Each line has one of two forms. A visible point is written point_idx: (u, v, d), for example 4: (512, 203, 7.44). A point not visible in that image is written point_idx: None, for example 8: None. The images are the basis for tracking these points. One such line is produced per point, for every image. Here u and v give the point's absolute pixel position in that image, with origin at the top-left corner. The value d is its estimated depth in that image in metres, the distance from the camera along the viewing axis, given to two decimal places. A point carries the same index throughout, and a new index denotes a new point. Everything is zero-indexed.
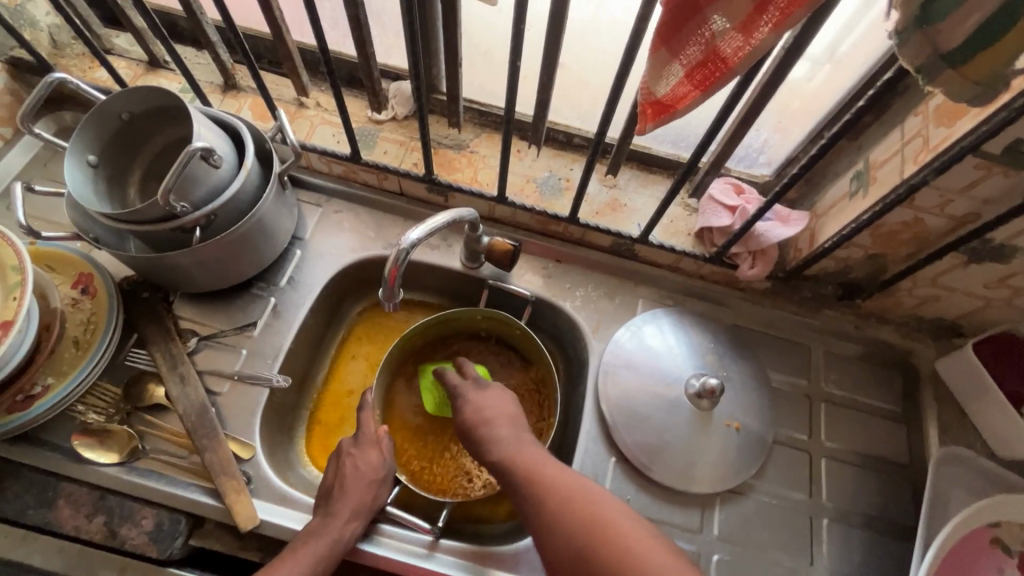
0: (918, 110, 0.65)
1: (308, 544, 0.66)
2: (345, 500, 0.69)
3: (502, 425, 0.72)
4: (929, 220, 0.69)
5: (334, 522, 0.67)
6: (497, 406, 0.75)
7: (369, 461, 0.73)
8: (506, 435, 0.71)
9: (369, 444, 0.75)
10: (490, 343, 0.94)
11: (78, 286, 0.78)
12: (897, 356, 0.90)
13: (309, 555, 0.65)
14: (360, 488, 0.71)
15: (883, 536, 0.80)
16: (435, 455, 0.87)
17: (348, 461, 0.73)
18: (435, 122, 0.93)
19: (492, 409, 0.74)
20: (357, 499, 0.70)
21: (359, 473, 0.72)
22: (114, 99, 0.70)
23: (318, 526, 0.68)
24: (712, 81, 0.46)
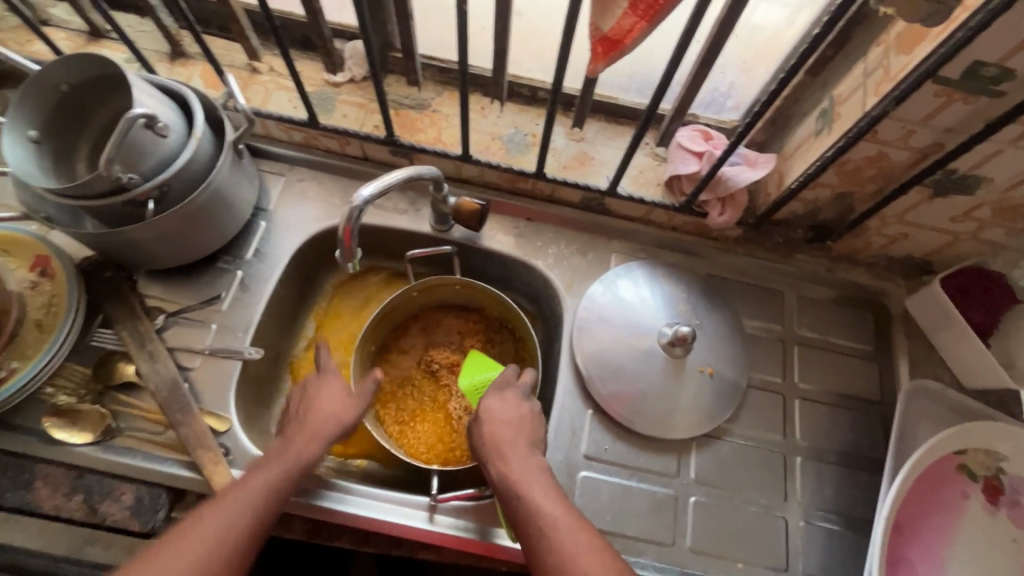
0: (879, 40, 0.64)
1: (265, 465, 0.64)
2: (311, 422, 0.69)
3: (520, 442, 0.68)
4: (893, 154, 0.68)
5: (290, 441, 0.67)
6: (510, 415, 0.71)
7: (337, 393, 0.72)
8: (521, 454, 0.67)
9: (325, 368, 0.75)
10: (462, 314, 0.94)
11: (35, 269, 0.77)
12: (868, 296, 0.91)
13: (266, 470, 0.63)
14: (317, 410, 0.71)
15: (855, 470, 0.83)
16: (424, 431, 0.87)
17: (314, 387, 0.73)
18: (394, 81, 0.90)
19: (515, 419, 0.71)
20: (318, 425, 0.69)
21: (319, 400, 0.72)
22: (49, 70, 0.67)
23: (276, 448, 0.67)
24: (656, 10, 0.45)
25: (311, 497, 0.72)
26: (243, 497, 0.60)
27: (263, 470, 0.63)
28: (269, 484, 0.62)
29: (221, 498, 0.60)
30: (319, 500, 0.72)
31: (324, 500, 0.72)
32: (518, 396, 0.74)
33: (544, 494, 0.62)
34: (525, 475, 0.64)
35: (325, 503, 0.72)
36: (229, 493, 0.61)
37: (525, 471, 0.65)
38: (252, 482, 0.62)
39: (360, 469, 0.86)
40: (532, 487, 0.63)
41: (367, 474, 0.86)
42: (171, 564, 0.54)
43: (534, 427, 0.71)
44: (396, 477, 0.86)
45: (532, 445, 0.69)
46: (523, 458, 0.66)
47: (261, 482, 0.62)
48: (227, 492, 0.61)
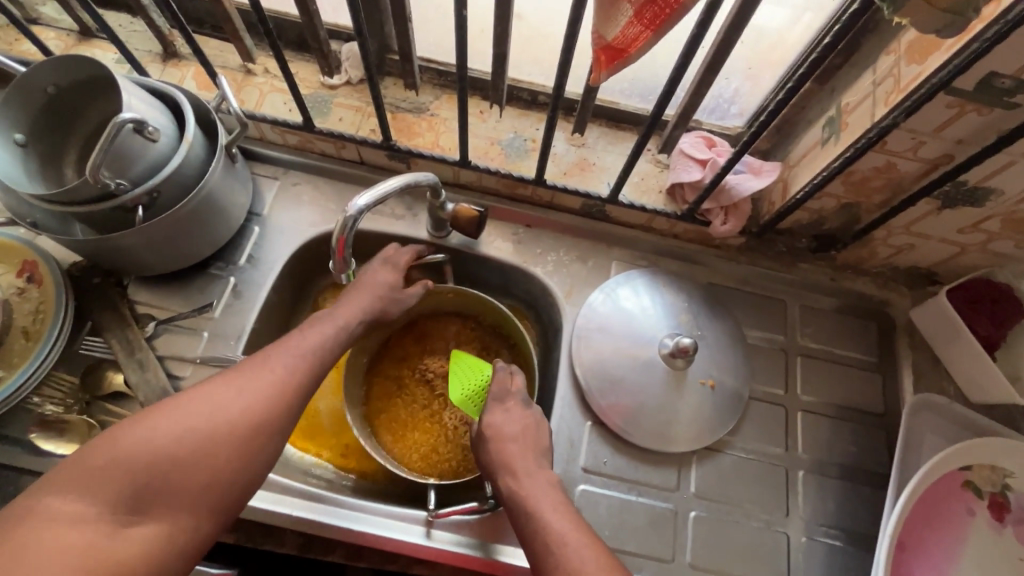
0: (889, 49, 0.62)
1: (318, 326, 0.65)
2: (366, 291, 0.71)
3: (528, 455, 0.67)
4: (901, 165, 0.67)
5: (340, 313, 0.67)
6: (514, 427, 0.70)
7: (384, 282, 0.72)
8: (529, 465, 0.66)
9: (394, 265, 0.75)
10: (466, 328, 0.93)
11: (23, 274, 0.75)
12: (872, 306, 0.90)
13: (319, 334, 0.64)
14: (376, 296, 0.71)
15: (857, 485, 0.81)
16: (414, 440, 0.85)
17: (371, 275, 0.73)
18: (392, 84, 0.88)
19: (521, 430, 0.69)
20: (370, 300, 0.70)
21: (381, 285, 0.72)
22: (36, 73, 0.66)
23: (326, 314, 0.67)
24: (662, 20, 0.43)
25: (303, 512, 0.70)
26: (295, 356, 0.60)
27: (322, 326, 0.65)
28: (323, 350, 0.63)
29: (272, 351, 0.60)
30: (312, 514, 0.70)
31: (316, 515, 0.70)
32: (522, 405, 0.72)
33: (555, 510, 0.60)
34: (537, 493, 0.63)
35: (317, 517, 0.70)
36: (281, 344, 0.61)
37: (536, 488, 0.63)
38: (304, 341, 0.62)
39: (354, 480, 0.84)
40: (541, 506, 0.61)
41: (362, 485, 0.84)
42: (241, 390, 0.56)
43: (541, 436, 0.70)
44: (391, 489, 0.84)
45: (539, 458, 0.68)
46: (534, 476, 0.65)
47: (318, 348, 0.63)
48: (282, 344, 0.61)
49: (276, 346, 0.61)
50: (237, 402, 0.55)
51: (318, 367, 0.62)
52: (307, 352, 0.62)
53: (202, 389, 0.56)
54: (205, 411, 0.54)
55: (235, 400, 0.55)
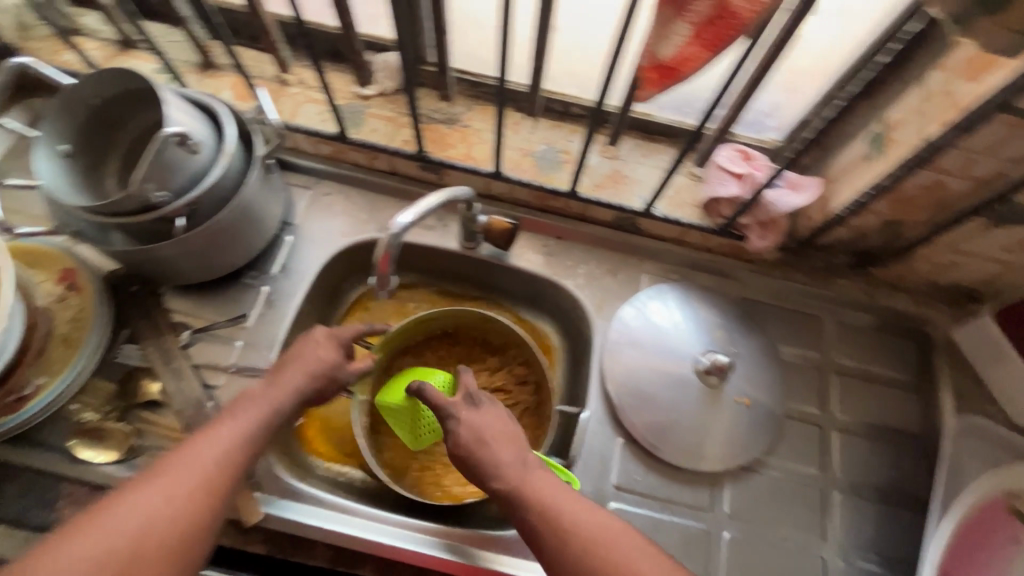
0: (941, 64, 0.61)
1: (249, 408, 0.60)
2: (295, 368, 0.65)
3: (507, 448, 0.61)
4: (950, 183, 0.65)
5: (276, 392, 0.62)
6: (495, 424, 0.63)
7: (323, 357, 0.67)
8: (510, 460, 0.60)
9: (337, 342, 0.69)
10: (495, 351, 0.91)
11: (63, 282, 0.76)
12: (911, 324, 0.88)
13: (251, 417, 0.59)
14: (310, 374, 0.65)
15: (896, 509, 0.79)
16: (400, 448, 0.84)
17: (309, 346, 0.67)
18: (426, 95, 0.88)
19: (501, 428, 0.63)
20: (304, 374, 0.65)
21: (315, 365, 0.66)
22: (81, 84, 0.66)
23: (259, 393, 0.62)
24: (722, 40, 0.42)
25: (336, 525, 0.70)
26: (224, 450, 0.55)
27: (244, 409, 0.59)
28: (255, 440, 0.58)
29: (194, 446, 0.55)
30: (344, 527, 0.70)
31: (348, 527, 0.70)
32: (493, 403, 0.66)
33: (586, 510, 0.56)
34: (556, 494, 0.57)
35: (350, 530, 0.70)
36: (206, 436, 0.56)
37: (554, 489, 0.58)
38: (237, 428, 0.57)
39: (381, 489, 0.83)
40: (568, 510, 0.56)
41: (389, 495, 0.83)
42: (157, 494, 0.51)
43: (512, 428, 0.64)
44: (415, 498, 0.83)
45: (528, 453, 0.62)
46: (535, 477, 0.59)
47: (250, 434, 0.58)
48: (205, 438, 0.56)
49: (197, 441, 0.55)
50: (161, 506, 0.50)
51: (248, 456, 0.57)
52: (236, 444, 0.57)
53: (109, 507, 0.49)
54: (120, 529, 0.48)
55: (156, 509, 0.50)
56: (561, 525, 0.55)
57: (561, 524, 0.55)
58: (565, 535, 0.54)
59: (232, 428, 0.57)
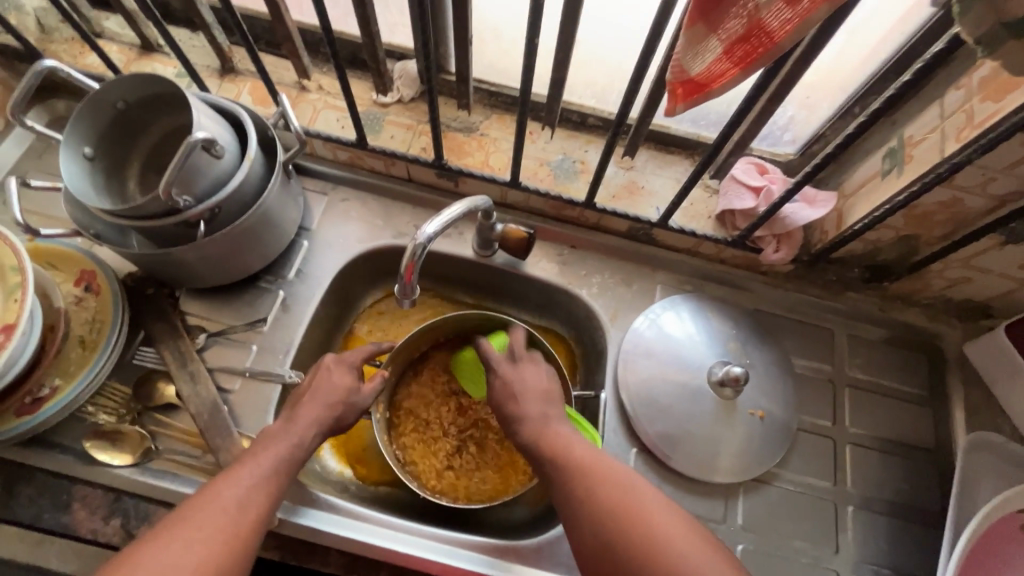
0: (959, 83, 0.62)
1: (270, 448, 0.61)
2: (309, 403, 0.66)
3: (534, 401, 0.68)
4: (967, 200, 0.66)
5: (296, 429, 0.64)
6: (534, 381, 0.71)
7: (340, 386, 0.69)
8: (535, 411, 0.67)
9: (349, 366, 0.72)
10: None
11: (81, 284, 0.76)
12: (923, 338, 0.88)
13: (271, 458, 0.60)
14: (328, 406, 0.67)
15: (908, 523, 0.79)
16: (420, 444, 0.85)
17: (324, 373, 0.70)
18: (444, 103, 0.89)
19: (539, 387, 0.70)
20: (320, 412, 0.66)
21: (331, 392, 0.68)
22: (108, 88, 0.67)
23: (281, 430, 0.64)
24: (753, 58, 0.43)
25: (348, 531, 0.70)
26: (244, 493, 0.56)
27: (256, 459, 0.59)
28: (277, 478, 0.60)
29: (218, 490, 0.56)
30: (356, 534, 0.70)
31: (360, 534, 0.70)
32: (540, 364, 0.73)
33: (605, 464, 0.61)
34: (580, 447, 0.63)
35: (362, 537, 0.70)
36: (228, 478, 0.57)
37: (578, 443, 0.63)
38: (257, 469, 0.59)
39: (395, 495, 0.84)
40: (590, 461, 0.61)
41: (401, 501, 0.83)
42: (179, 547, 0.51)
43: (546, 387, 0.71)
44: (428, 506, 0.82)
45: (557, 413, 0.68)
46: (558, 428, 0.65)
47: (269, 476, 0.59)
48: (227, 481, 0.57)
49: (220, 484, 0.57)
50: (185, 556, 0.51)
51: (270, 498, 0.58)
52: (259, 482, 0.58)
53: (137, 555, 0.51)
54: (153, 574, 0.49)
55: (185, 556, 0.51)
56: (585, 475, 0.60)
57: (581, 474, 0.60)
58: (583, 484, 0.59)
59: (253, 469, 0.58)
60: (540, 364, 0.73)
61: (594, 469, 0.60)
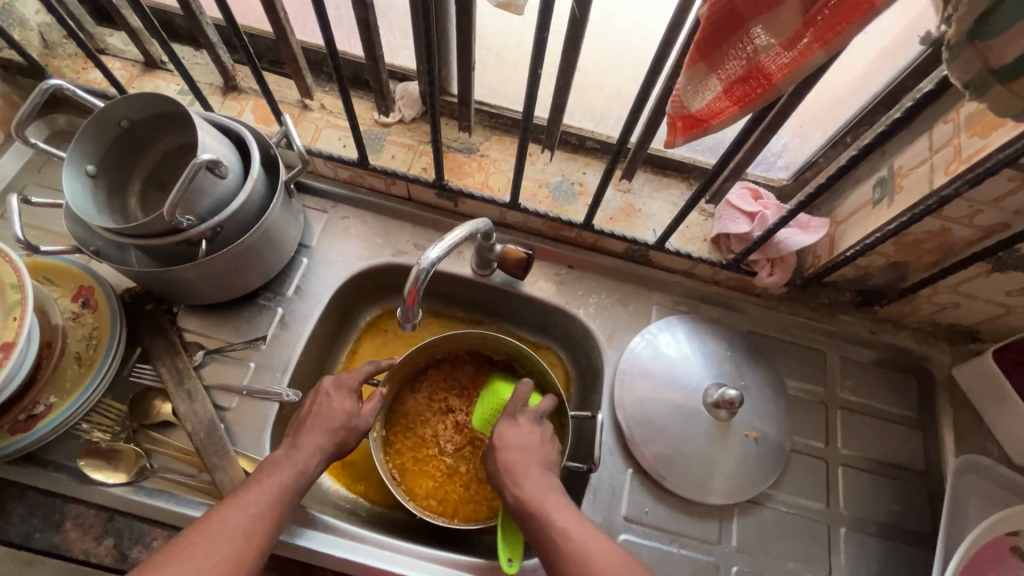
0: (947, 117, 0.64)
1: (274, 474, 0.62)
2: (313, 429, 0.67)
3: (531, 465, 0.69)
4: (956, 230, 0.68)
5: (299, 453, 0.64)
6: (529, 443, 0.72)
7: (341, 411, 0.70)
8: (533, 473, 0.68)
9: (348, 390, 0.72)
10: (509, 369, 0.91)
11: (78, 299, 0.76)
12: (913, 361, 0.90)
13: (276, 485, 0.61)
14: (329, 430, 0.68)
15: (900, 544, 0.80)
16: (413, 462, 0.85)
17: (323, 399, 0.70)
18: (445, 124, 0.90)
19: (528, 445, 0.71)
20: (323, 438, 0.67)
21: (332, 416, 0.69)
22: (112, 107, 0.67)
23: (283, 456, 0.64)
24: (752, 98, 0.44)
25: (344, 552, 0.69)
26: (250, 520, 0.57)
27: (261, 485, 0.60)
28: (279, 504, 0.60)
29: (223, 513, 0.56)
30: (353, 555, 0.69)
31: (356, 555, 0.69)
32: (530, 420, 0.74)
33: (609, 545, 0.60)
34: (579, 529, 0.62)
35: (360, 559, 0.69)
36: (234, 502, 0.58)
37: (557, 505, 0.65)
38: (262, 494, 0.59)
39: (392, 514, 0.83)
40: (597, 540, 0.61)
41: (397, 521, 0.83)
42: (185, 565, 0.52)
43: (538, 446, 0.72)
44: (425, 526, 0.82)
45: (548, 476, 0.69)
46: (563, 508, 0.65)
47: (273, 501, 0.60)
48: (231, 507, 0.57)
49: (226, 507, 0.57)
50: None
51: (275, 522, 0.59)
52: (262, 508, 0.59)
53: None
54: None
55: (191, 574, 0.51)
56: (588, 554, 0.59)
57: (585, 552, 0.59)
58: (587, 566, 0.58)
59: (258, 495, 0.59)
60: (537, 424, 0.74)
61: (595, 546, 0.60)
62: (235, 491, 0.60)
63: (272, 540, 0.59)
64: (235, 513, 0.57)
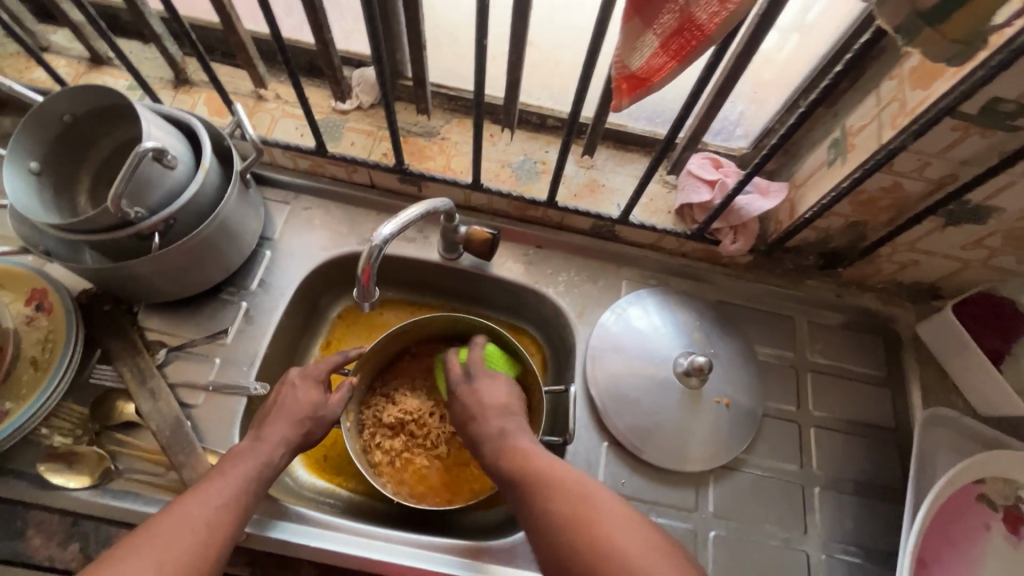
0: (892, 73, 0.65)
1: (240, 465, 0.61)
2: (278, 418, 0.66)
3: (491, 415, 0.71)
4: (907, 185, 0.69)
5: (263, 444, 0.63)
6: (491, 396, 0.73)
7: (308, 402, 0.69)
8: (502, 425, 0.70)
9: (316, 380, 0.71)
10: None
11: (31, 303, 0.74)
12: (879, 321, 0.91)
13: (242, 476, 0.60)
14: (295, 420, 0.67)
15: (872, 500, 0.82)
16: (390, 449, 0.84)
17: (290, 390, 0.69)
18: (403, 109, 0.90)
19: (501, 401, 0.73)
20: (294, 429, 0.66)
21: (300, 407, 0.68)
22: (53, 100, 0.66)
23: (249, 448, 0.63)
24: (689, 51, 0.44)
25: (318, 541, 0.69)
26: (214, 510, 0.56)
27: (224, 476, 0.59)
28: (245, 494, 0.59)
29: (185, 505, 0.55)
30: (326, 543, 0.69)
31: (331, 543, 0.69)
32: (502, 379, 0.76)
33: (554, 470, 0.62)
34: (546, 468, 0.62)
35: (336, 547, 0.68)
36: (197, 494, 0.57)
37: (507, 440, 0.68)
38: (228, 485, 0.58)
39: (369, 503, 0.83)
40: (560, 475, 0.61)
41: (375, 508, 0.82)
42: (147, 551, 0.51)
43: (504, 400, 0.73)
44: (404, 512, 0.81)
45: (518, 427, 0.70)
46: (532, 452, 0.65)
47: (239, 491, 0.59)
48: (194, 497, 0.56)
49: (189, 498, 0.56)
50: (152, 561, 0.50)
51: (240, 513, 0.58)
52: (229, 500, 0.58)
53: (105, 565, 0.50)
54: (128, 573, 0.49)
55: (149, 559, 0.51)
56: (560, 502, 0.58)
57: (548, 494, 0.59)
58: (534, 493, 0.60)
59: (223, 485, 0.58)
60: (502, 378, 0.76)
61: (561, 486, 0.60)
62: (197, 484, 0.59)
63: (236, 533, 0.57)
64: (198, 504, 0.56)
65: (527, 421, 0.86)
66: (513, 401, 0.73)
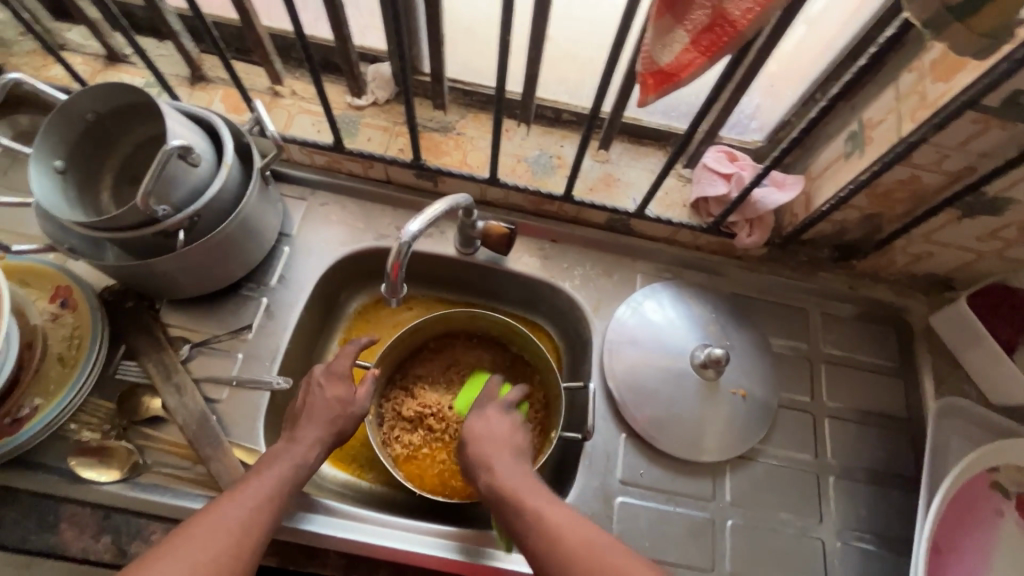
0: (912, 66, 0.65)
1: (274, 467, 0.62)
2: (308, 418, 0.67)
3: (505, 451, 0.69)
4: (925, 177, 0.69)
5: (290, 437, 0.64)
6: (499, 430, 0.72)
7: (333, 399, 0.70)
8: (506, 461, 0.68)
9: (340, 376, 0.72)
10: (499, 348, 0.92)
11: (57, 300, 0.75)
12: (892, 312, 0.92)
13: (275, 477, 0.61)
14: (321, 414, 0.68)
15: (886, 489, 0.83)
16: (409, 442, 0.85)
17: (317, 388, 0.70)
18: (420, 104, 0.90)
19: (506, 436, 0.71)
20: (321, 423, 0.67)
21: (326, 402, 0.69)
22: (77, 99, 0.66)
23: (283, 450, 0.64)
24: (719, 46, 0.45)
25: (345, 533, 0.70)
26: (248, 511, 0.57)
27: (258, 479, 0.60)
28: (276, 487, 0.60)
29: (222, 506, 0.57)
30: (354, 534, 0.70)
31: (358, 534, 0.70)
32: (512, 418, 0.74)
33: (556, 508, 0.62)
34: (566, 522, 0.60)
35: (363, 538, 0.70)
36: (232, 497, 0.58)
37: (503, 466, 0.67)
38: (261, 487, 0.60)
39: (391, 494, 0.84)
40: (582, 527, 0.60)
41: (397, 500, 0.84)
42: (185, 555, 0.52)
43: (518, 442, 0.71)
44: (425, 503, 0.83)
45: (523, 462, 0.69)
46: (550, 501, 0.62)
47: (273, 492, 0.60)
48: (230, 499, 0.58)
49: (225, 500, 0.58)
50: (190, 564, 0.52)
51: (274, 516, 0.59)
52: (263, 501, 0.59)
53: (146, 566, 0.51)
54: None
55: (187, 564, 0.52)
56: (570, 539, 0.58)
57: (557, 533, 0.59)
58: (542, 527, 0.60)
59: (257, 488, 0.59)
60: (516, 419, 0.74)
61: (570, 526, 0.60)
62: (233, 485, 0.60)
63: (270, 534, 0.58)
64: (233, 507, 0.57)
65: (544, 415, 0.87)
66: (524, 442, 0.72)
